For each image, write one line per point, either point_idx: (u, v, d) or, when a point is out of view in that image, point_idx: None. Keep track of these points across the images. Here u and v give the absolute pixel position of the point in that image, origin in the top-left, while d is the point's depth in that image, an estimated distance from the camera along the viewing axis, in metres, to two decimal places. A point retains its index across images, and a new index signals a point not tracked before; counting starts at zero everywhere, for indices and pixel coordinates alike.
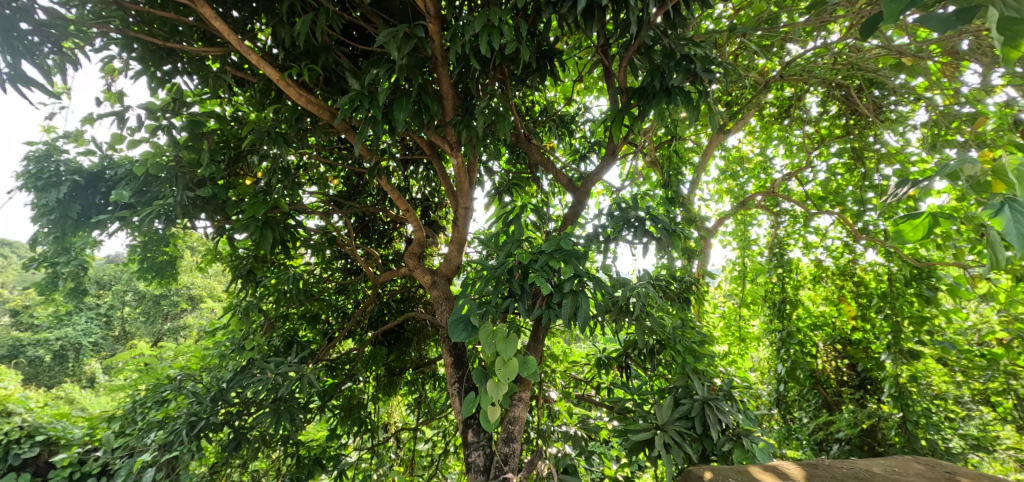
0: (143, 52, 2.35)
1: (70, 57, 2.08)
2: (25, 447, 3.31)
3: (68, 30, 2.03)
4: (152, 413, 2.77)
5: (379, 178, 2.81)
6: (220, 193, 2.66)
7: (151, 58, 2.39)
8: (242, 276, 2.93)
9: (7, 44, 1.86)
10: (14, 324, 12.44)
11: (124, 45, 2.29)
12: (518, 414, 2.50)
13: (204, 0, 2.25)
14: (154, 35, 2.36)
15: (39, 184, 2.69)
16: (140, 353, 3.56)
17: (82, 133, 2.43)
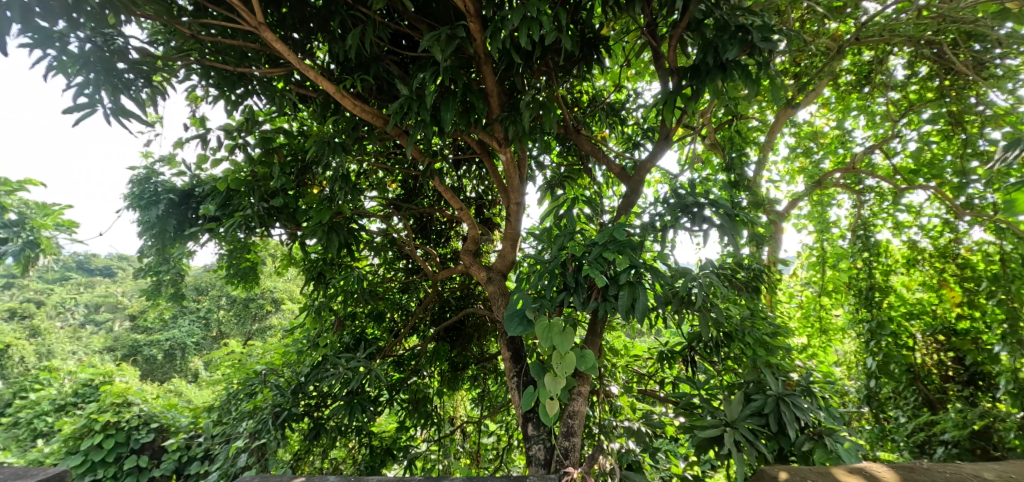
0: (219, 79, 2.63)
1: (160, 89, 2.36)
2: (143, 433, 3.81)
3: (157, 66, 2.32)
4: (244, 404, 3.08)
5: (433, 179, 2.93)
6: (291, 202, 2.90)
7: (226, 84, 2.67)
8: (314, 279, 3.22)
9: (110, 82, 2.13)
10: (137, 328, 14.26)
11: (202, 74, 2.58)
12: (578, 409, 2.47)
13: (266, 24, 2.42)
14: (226, 62, 2.63)
15: (141, 202, 3.00)
16: (231, 350, 3.97)
17: (175, 156, 2.75)
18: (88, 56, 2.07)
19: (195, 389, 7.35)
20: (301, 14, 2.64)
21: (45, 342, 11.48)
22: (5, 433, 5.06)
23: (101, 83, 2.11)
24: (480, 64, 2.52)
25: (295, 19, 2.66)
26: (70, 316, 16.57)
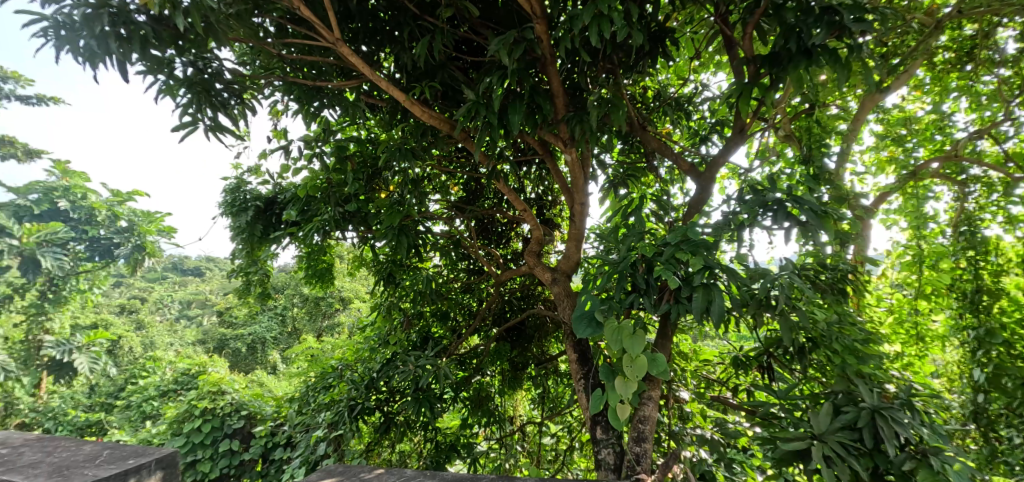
0: (299, 93, 2.83)
1: (249, 105, 2.56)
2: (234, 419, 4.13)
3: (246, 83, 2.52)
4: (322, 396, 3.27)
5: (497, 181, 3.00)
6: (364, 206, 3.06)
7: (304, 97, 2.86)
8: (384, 279, 3.38)
9: (207, 102, 2.36)
10: (224, 323, 15.51)
11: (284, 90, 2.80)
12: (649, 414, 2.39)
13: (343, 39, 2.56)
14: (305, 77, 2.82)
15: (234, 209, 3.30)
16: (308, 345, 4.22)
17: (260, 166, 2.96)
18: (190, 78, 2.31)
19: (275, 379, 7.88)
20: (370, 28, 2.81)
21: (149, 334, 12.74)
22: (119, 414, 5.67)
23: (198, 101, 2.36)
24: (545, 65, 2.52)
25: (365, 32, 2.83)
26: (167, 311, 18.28)
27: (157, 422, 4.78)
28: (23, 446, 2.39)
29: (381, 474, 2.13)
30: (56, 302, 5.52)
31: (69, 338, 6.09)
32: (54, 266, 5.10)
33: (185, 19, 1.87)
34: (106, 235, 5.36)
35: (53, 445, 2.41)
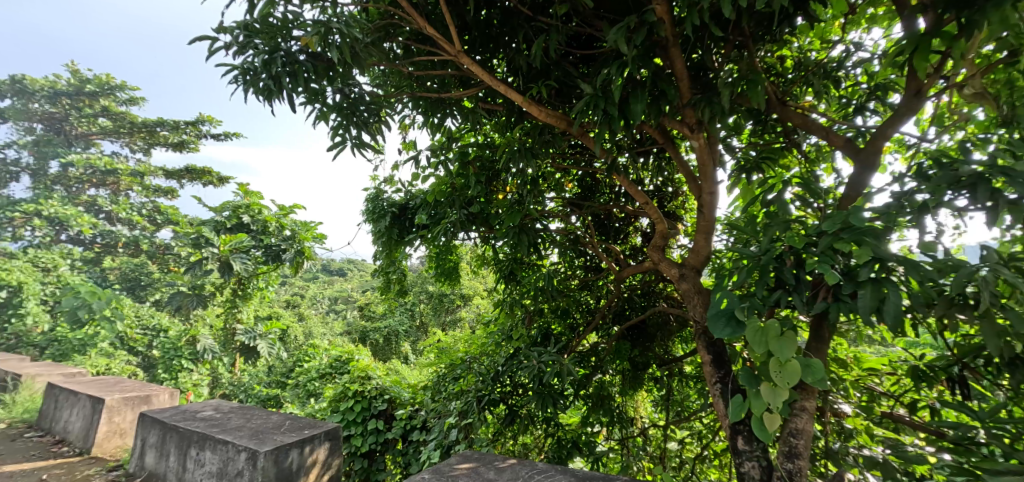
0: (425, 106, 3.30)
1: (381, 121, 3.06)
2: (378, 402, 4.55)
3: (380, 103, 3.23)
4: (452, 386, 3.47)
5: (615, 174, 2.86)
6: (485, 208, 3.33)
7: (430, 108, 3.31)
8: (505, 276, 3.44)
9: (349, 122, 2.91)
10: (365, 316, 17.27)
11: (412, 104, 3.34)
12: (803, 427, 2.08)
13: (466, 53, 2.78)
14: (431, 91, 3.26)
15: (375, 214, 3.93)
16: (437, 338, 4.48)
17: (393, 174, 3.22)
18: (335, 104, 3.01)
19: (409, 367, 8.56)
20: (485, 36, 2.99)
21: (308, 324, 14.61)
22: (289, 391, 6.59)
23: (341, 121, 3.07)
24: (667, 48, 2.35)
25: (480, 41, 3.05)
26: (320, 306, 20.87)
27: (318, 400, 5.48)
28: (229, 414, 3.98)
29: (510, 464, 2.63)
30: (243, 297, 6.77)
31: (253, 326, 7.46)
32: (240, 269, 6.09)
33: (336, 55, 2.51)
34: (277, 242, 6.40)
35: (243, 414, 4.00)
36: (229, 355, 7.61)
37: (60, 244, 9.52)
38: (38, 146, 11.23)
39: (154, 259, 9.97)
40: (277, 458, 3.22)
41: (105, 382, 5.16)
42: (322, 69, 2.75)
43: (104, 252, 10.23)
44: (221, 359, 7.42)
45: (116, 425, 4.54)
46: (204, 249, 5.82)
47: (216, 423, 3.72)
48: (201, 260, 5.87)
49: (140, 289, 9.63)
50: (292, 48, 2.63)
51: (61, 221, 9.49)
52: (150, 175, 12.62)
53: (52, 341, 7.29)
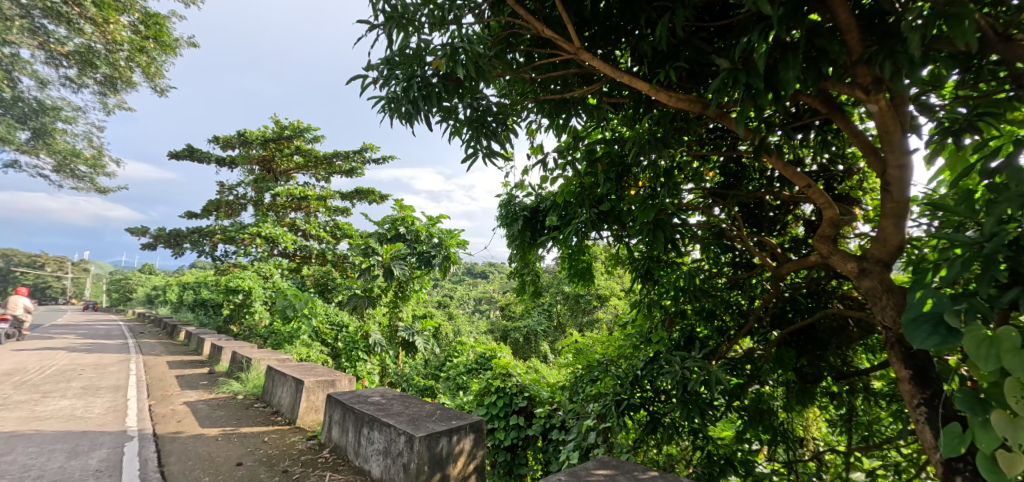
0: (550, 109, 3.41)
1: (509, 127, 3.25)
2: (519, 399, 4.59)
3: (507, 111, 3.50)
4: (589, 388, 3.36)
5: (767, 156, 2.48)
6: (616, 206, 3.23)
7: (554, 110, 3.42)
8: (642, 276, 3.18)
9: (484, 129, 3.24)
10: (505, 316, 18.01)
11: (537, 108, 3.45)
12: None
13: (587, 49, 2.71)
14: (555, 94, 3.37)
15: (509, 218, 4.08)
16: (574, 339, 4.40)
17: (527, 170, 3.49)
18: (468, 118, 3.35)
19: (550, 366, 8.59)
20: (605, 29, 2.87)
21: (456, 322, 15.58)
22: (440, 383, 7.03)
23: (474, 134, 3.42)
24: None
25: (601, 34, 2.95)
26: (466, 306, 22.35)
27: (465, 395, 5.76)
28: (393, 400, 4.35)
29: (652, 476, 2.42)
30: (403, 298, 7.87)
31: (411, 323, 8.41)
32: (400, 273, 6.83)
33: (462, 69, 2.82)
34: (428, 249, 6.99)
35: (404, 401, 4.35)
36: (394, 349, 8.37)
37: (275, 257, 11.70)
38: (258, 182, 13.84)
39: (337, 264, 10.74)
40: (429, 445, 3.41)
41: (304, 367, 6.10)
42: (453, 86, 3.10)
43: (302, 263, 11.92)
44: (388, 352, 8.24)
45: (313, 404, 5.28)
46: (370, 257, 6.73)
47: (382, 407, 4.10)
48: (370, 267, 6.79)
49: (328, 290, 10.14)
50: (427, 73, 3.04)
51: (273, 239, 11.53)
52: (331, 197, 14.62)
53: (272, 330, 9.92)
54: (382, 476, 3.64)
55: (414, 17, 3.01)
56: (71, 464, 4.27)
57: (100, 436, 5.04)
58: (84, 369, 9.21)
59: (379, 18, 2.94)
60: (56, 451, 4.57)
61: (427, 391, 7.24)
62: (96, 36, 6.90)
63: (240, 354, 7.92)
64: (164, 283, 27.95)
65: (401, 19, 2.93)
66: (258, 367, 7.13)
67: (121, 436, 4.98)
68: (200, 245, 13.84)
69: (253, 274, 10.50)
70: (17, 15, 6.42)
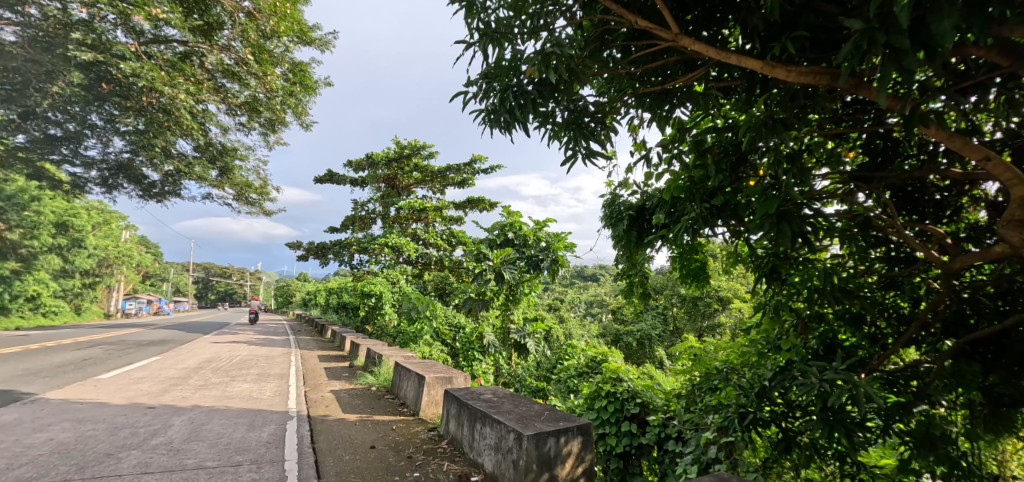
0: (651, 102, 3.23)
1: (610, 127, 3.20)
2: (631, 405, 4.32)
3: (606, 110, 3.37)
4: (708, 397, 3.09)
5: (926, 127, 2.06)
6: (731, 199, 2.94)
7: (655, 102, 3.23)
8: (766, 275, 2.82)
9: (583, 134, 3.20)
10: (617, 320, 17.59)
11: (636, 103, 3.30)
12: None
13: (688, 33, 2.52)
14: (655, 86, 3.20)
15: (613, 218, 3.92)
16: (691, 345, 4.08)
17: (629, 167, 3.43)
18: (565, 121, 3.27)
19: (667, 374, 8.08)
20: (709, 8, 2.65)
21: (566, 325, 15.52)
22: (551, 386, 6.96)
23: (573, 136, 3.33)
24: None
25: (703, 15, 2.71)
26: (576, 309, 22.26)
27: (576, 398, 5.63)
28: (505, 399, 4.37)
29: None
30: (514, 301, 7.88)
31: (523, 326, 8.42)
32: (510, 277, 6.89)
33: (556, 74, 2.75)
34: (536, 253, 6.96)
35: (515, 400, 4.34)
36: (507, 350, 8.45)
37: (399, 264, 12.60)
38: (383, 198, 14.98)
39: (453, 269, 11.23)
40: (538, 444, 3.33)
41: (426, 364, 6.42)
42: (548, 92, 3.05)
43: (422, 269, 12.69)
44: (501, 353, 8.38)
45: (434, 398, 5.54)
46: (483, 262, 6.94)
47: (494, 404, 4.13)
48: (482, 272, 6.98)
49: (447, 294, 10.66)
50: (522, 82, 3.04)
51: (398, 248, 12.43)
52: (446, 208, 15.39)
53: (399, 331, 10.66)
54: (494, 472, 3.66)
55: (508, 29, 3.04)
56: (250, 435, 4.75)
57: (270, 414, 5.62)
58: (257, 359, 10.70)
59: (474, 36, 3.03)
60: (239, 423, 5.14)
61: (539, 393, 7.22)
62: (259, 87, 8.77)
63: (373, 350, 8.60)
64: (314, 287, 31.85)
65: (496, 32, 2.97)
66: (389, 362, 7.67)
67: (285, 416, 5.54)
68: (340, 255, 15.46)
69: (382, 280, 11.41)
70: (206, 78, 8.41)
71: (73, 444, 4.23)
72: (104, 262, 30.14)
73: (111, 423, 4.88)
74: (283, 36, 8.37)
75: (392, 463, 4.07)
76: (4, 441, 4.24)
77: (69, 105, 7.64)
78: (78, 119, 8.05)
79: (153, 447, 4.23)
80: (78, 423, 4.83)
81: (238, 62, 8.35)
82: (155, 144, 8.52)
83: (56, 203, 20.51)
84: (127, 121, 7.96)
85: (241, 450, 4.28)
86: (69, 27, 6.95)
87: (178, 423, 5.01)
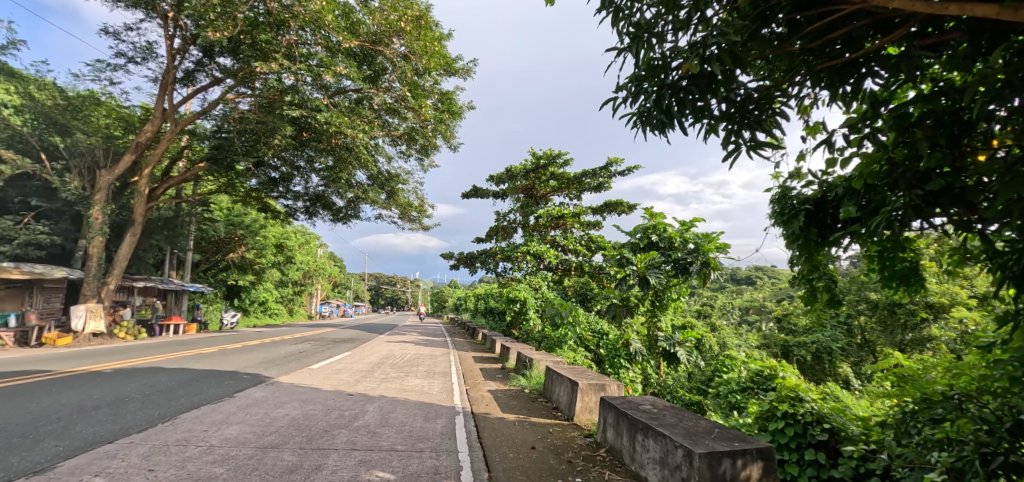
0: (829, 77, 2.83)
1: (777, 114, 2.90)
2: (818, 430, 3.70)
3: (771, 94, 3.03)
4: (930, 430, 2.62)
5: None
6: (956, 182, 2.43)
7: (836, 77, 2.82)
8: (1014, 278, 2.27)
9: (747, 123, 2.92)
10: (784, 330, 15.78)
11: (810, 81, 2.92)
12: None
13: None
14: (834, 58, 2.81)
15: (784, 214, 3.46)
16: (898, 363, 3.42)
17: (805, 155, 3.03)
18: (724, 113, 2.99)
19: (854, 394, 6.90)
20: None
21: (720, 334, 14.31)
22: (709, 400, 6.41)
23: (736, 128, 3.04)
24: None
25: None
26: (731, 317, 20.59)
27: (743, 415, 5.09)
28: (666, 411, 4.13)
29: None
30: (661, 308, 7.51)
31: (672, 334, 7.93)
32: (656, 282, 6.52)
33: (716, 63, 2.58)
34: (683, 256, 6.50)
35: (678, 413, 4.07)
36: (655, 359, 7.95)
37: (542, 271, 12.84)
38: (524, 208, 15.45)
39: (596, 276, 11.15)
40: (711, 464, 3.07)
41: (577, 370, 6.41)
42: (706, 85, 2.84)
43: (563, 275, 12.86)
44: (649, 362, 7.96)
45: (587, 404, 5.48)
46: (625, 267, 6.73)
47: (656, 416, 3.92)
48: (625, 277, 6.79)
49: (589, 300, 10.61)
50: (674, 78, 2.89)
51: (539, 256, 12.65)
52: (585, 214, 15.43)
53: (544, 337, 10.88)
54: None
55: (657, 26, 2.90)
56: (427, 425, 5.23)
57: (441, 408, 6.15)
58: (424, 357, 11.82)
59: (624, 41, 2.96)
60: (417, 414, 5.70)
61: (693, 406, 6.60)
62: (414, 118, 11.69)
63: (524, 354, 8.89)
64: (468, 295, 34.37)
65: (646, 31, 2.87)
66: (540, 367, 7.83)
67: (453, 411, 6.00)
68: (487, 263, 16.32)
69: (526, 287, 11.73)
70: (376, 117, 11.78)
71: (302, 420, 5.09)
72: (308, 274, 36.32)
73: (324, 405, 5.80)
74: (430, 73, 11.35)
75: (554, 466, 4.13)
76: (258, 412, 5.29)
77: (287, 154, 11.61)
78: (290, 162, 11.94)
79: (356, 428, 4.90)
80: (302, 403, 5.83)
81: (397, 100, 11.49)
82: (341, 176, 11.95)
83: (275, 228, 25.29)
84: (322, 160, 11.72)
85: (423, 438, 4.73)
86: (282, 92, 9.92)
87: (372, 409, 5.75)
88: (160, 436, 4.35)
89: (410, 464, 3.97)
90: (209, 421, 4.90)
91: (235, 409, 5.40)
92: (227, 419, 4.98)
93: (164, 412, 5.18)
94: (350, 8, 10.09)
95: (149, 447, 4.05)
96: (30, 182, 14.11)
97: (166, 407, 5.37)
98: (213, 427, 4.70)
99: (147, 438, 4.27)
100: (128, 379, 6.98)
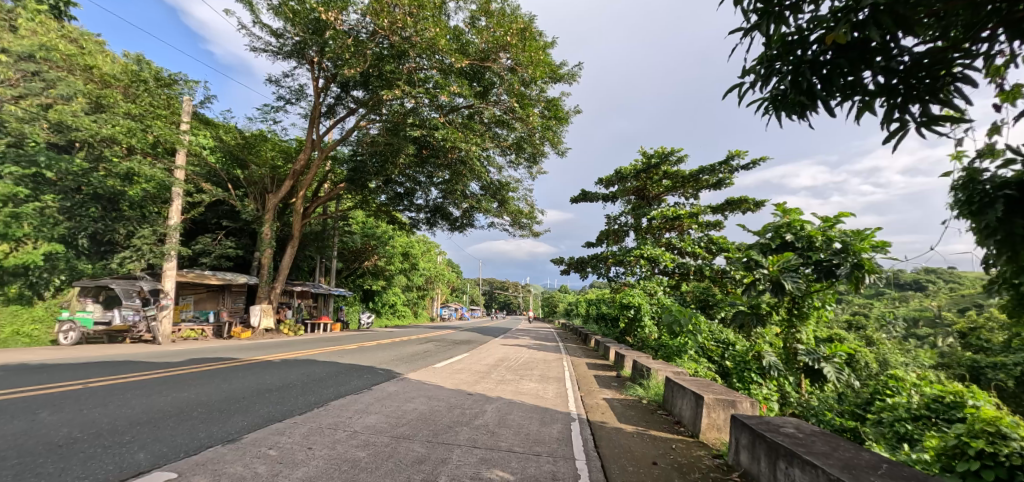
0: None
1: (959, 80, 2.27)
2: None
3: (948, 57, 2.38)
4: None
5: None
6: None
7: None
8: None
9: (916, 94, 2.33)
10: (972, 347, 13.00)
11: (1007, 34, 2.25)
12: None
13: None
14: None
15: (975, 203, 2.68)
16: None
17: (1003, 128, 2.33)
18: (881, 86, 2.42)
19: None
20: None
21: (879, 349, 12.26)
22: (867, 427, 5.40)
23: (898, 104, 2.45)
24: None
25: None
26: (893, 331, 17.62)
27: (918, 448, 4.16)
28: (814, 437, 3.51)
29: None
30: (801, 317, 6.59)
31: (816, 348, 6.87)
32: (794, 288, 5.63)
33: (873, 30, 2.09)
34: (827, 257, 5.52)
35: (830, 440, 3.44)
36: (794, 375, 6.94)
37: (656, 276, 12.10)
38: (636, 210, 14.79)
39: (721, 281, 10.25)
40: None
41: (702, 382, 5.83)
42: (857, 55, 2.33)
43: (681, 280, 12.06)
44: (786, 378, 6.95)
45: (715, 422, 4.92)
46: (754, 271, 5.84)
47: (802, 442, 3.33)
48: (754, 282, 5.87)
49: (710, 306, 9.75)
50: (815, 53, 2.42)
51: (654, 260, 11.96)
52: (704, 214, 14.34)
53: (660, 345, 10.25)
54: None
55: None
56: (543, 430, 5.08)
57: (556, 413, 5.98)
58: (538, 361, 11.81)
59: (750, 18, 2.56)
60: (533, 417, 5.60)
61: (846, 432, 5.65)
62: (523, 126, 11.78)
63: (640, 362, 8.40)
64: (583, 300, 33.97)
65: (777, 4, 2.44)
66: (659, 377, 7.31)
67: (569, 417, 5.80)
68: (598, 268, 15.91)
69: (640, 292, 11.11)
70: (489, 130, 12.14)
71: (428, 415, 5.25)
72: (430, 281, 38.69)
73: (447, 402, 5.96)
74: (536, 82, 11.41)
75: None
76: (392, 405, 5.59)
77: (411, 171, 12.41)
78: (413, 179, 12.75)
79: (476, 427, 4.91)
80: (428, 399, 6.05)
81: (506, 112, 11.67)
82: (457, 188, 12.43)
83: (402, 238, 27.29)
84: (440, 174, 12.30)
85: (540, 443, 4.57)
86: (405, 115, 10.73)
87: (490, 409, 5.77)
88: (315, 419, 4.74)
89: (528, 467, 3.85)
90: (353, 409, 5.27)
91: (372, 400, 5.77)
92: (367, 409, 5.32)
93: (319, 398, 5.71)
94: (460, 31, 10.69)
95: (308, 427, 4.42)
96: (219, 206, 16.91)
97: (320, 394, 5.92)
98: (356, 414, 5.04)
99: (307, 420, 4.68)
100: (290, 368, 7.88)
